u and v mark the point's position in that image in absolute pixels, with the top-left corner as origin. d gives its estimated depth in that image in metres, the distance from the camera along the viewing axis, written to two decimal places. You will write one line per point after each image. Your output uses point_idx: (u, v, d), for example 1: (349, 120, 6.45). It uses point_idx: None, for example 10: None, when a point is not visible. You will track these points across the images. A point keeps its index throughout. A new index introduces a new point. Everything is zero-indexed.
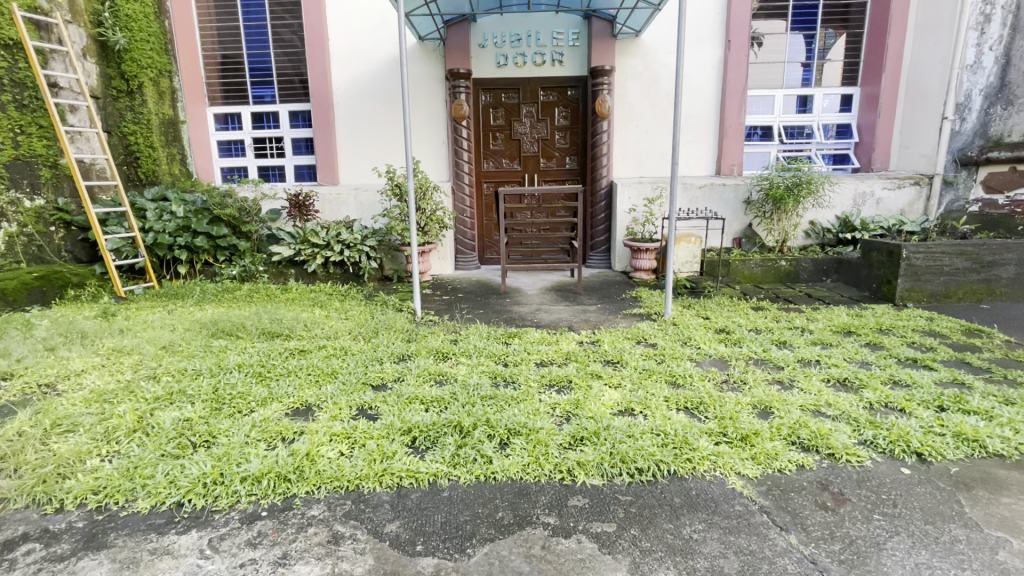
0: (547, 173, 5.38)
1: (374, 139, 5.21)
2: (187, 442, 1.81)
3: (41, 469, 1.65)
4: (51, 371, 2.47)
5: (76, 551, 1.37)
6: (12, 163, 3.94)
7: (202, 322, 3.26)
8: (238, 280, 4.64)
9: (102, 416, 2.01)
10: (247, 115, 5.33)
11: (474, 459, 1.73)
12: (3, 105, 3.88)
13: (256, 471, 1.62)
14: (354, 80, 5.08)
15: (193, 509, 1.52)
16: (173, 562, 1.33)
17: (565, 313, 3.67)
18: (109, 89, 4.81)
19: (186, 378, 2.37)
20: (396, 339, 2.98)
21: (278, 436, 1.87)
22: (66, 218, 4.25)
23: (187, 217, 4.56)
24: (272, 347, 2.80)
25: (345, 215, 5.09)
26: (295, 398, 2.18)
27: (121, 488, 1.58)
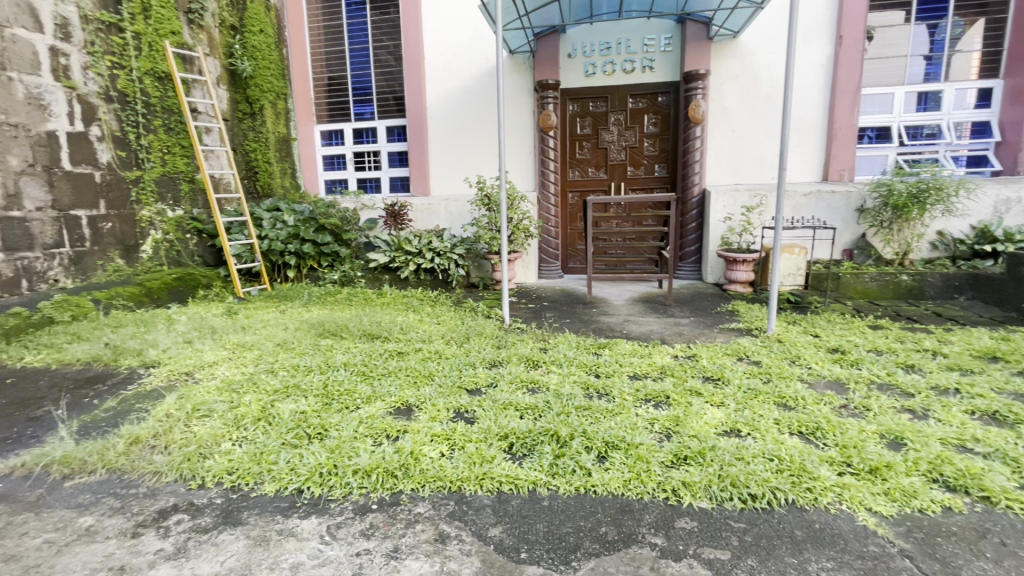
0: (635, 181, 5.26)
1: (464, 151, 5.39)
2: (303, 433, 1.95)
3: (186, 448, 1.86)
4: (189, 362, 2.79)
5: (217, 524, 1.51)
6: (161, 179, 4.50)
7: (311, 322, 3.53)
8: (339, 284, 4.98)
9: (232, 403, 2.23)
10: (349, 132, 5.73)
11: (573, 470, 1.70)
12: (155, 129, 4.43)
13: (365, 465, 1.71)
14: (447, 96, 5.31)
15: (312, 496, 1.63)
16: (298, 544, 1.42)
17: (655, 325, 3.54)
18: (236, 112, 5.39)
19: (300, 373, 2.57)
20: (487, 344, 3.04)
21: (383, 434, 1.96)
22: (199, 226, 4.80)
23: (296, 226, 4.98)
24: (373, 347, 2.97)
25: (435, 224, 5.34)
26: (396, 397, 2.28)
27: (250, 471, 1.73)
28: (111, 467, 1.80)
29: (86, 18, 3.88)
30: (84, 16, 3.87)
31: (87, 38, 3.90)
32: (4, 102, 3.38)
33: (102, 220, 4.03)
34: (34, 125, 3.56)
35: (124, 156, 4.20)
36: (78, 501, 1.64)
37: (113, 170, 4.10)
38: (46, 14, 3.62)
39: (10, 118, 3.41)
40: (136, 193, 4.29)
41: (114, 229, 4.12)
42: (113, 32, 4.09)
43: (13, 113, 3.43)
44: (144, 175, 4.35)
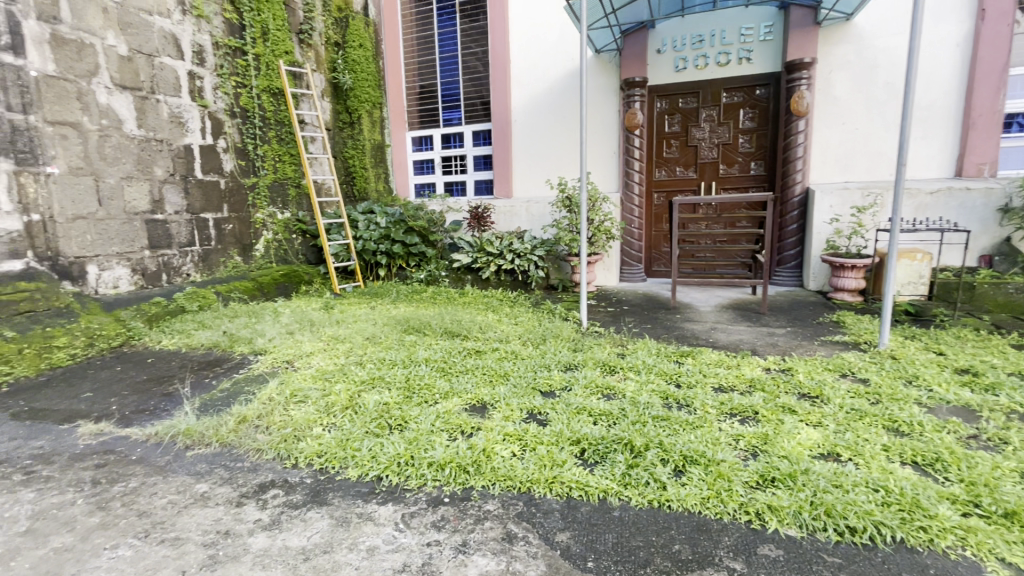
0: (728, 180, 4.95)
1: (547, 153, 5.40)
2: (385, 423, 2.07)
3: (283, 430, 2.05)
4: (291, 351, 3.07)
5: (306, 501, 1.65)
6: (273, 185, 4.99)
7: (397, 318, 3.73)
8: (424, 283, 5.22)
9: (324, 391, 2.42)
10: (437, 137, 5.98)
11: (646, 482, 1.64)
12: (270, 140, 4.92)
13: (440, 459, 1.78)
14: (531, 98, 5.35)
15: (390, 484, 1.72)
16: (375, 528, 1.51)
17: (746, 335, 3.31)
18: (337, 122, 5.81)
19: (385, 366, 2.73)
20: (563, 347, 3.02)
21: (458, 429, 2.02)
22: (303, 227, 5.27)
23: (388, 227, 5.30)
24: (452, 345, 3.08)
25: (516, 225, 5.42)
26: (472, 395, 2.34)
27: (336, 455, 1.86)
28: (223, 441, 2.03)
29: (217, 44, 4.39)
30: (215, 42, 4.38)
31: (217, 62, 4.41)
32: (154, 121, 3.91)
33: (225, 222, 4.53)
34: (174, 138, 4.06)
35: (244, 165, 4.71)
36: (195, 469, 1.87)
37: (235, 177, 4.62)
38: (186, 42, 4.13)
39: (158, 134, 3.94)
40: (252, 198, 4.79)
41: (234, 230, 4.62)
42: (238, 55, 4.59)
43: (159, 130, 3.94)
44: (259, 182, 4.84)
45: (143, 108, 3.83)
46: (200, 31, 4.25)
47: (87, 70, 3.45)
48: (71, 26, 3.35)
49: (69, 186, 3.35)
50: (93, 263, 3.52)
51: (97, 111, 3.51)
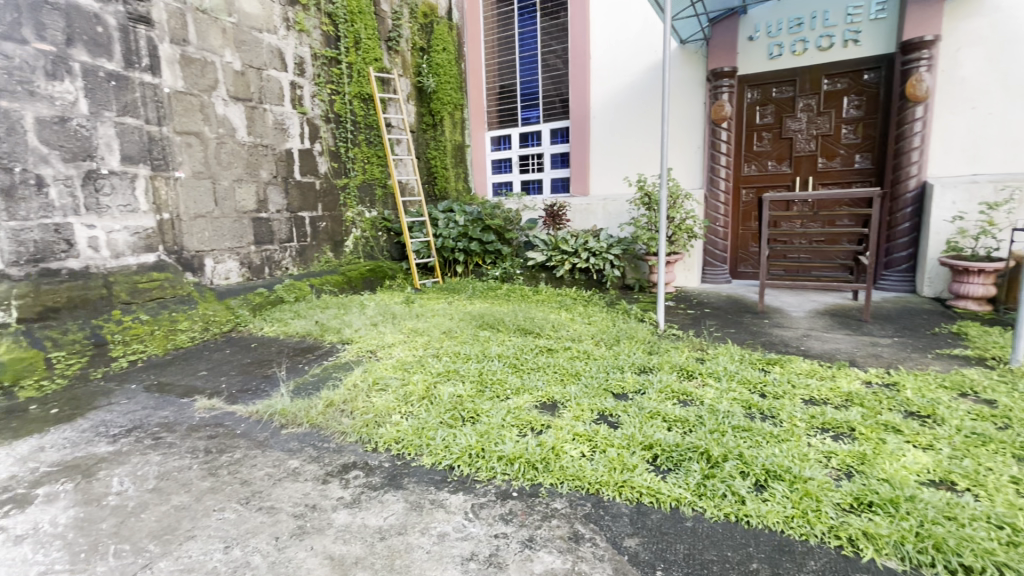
0: (828, 175, 4.54)
1: (626, 149, 5.27)
2: (458, 415, 2.14)
3: (366, 415, 2.19)
4: (374, 342, 3.26)
5: (384, 484, 1.75)
6: (362, 186, 5.32)
7: (472, 314, 3.83)
8: (500, 280, 5.31)
9: (403, 380, 2.55)
10: (516, 137, 6.05)
11: (723, 494, 1.56)
12: (360, 143, 5.24)
13: (509, 453, 1.81)
14: (611, 94, 5.25)
15: (461, 474, 1.77)
16: (446, 515, 1.56)
17: (844, 343, 3.03)
18: (421, 124, 6.04)
19: (459, 360, 2.81)
20: (637, 349, 2.94)
21: (528, 426, 2.04)
22: (388, 225, 5.57)
23: (466, 225, 5.45)
24: (525, 342, 3.10)
25: (592, 223, 5.36)
26: (543, 392, 2.35)
27: (412, 443, 1.96)
28: (313, 422, 2.21)
29: (316, 55, 4.75)
30: (314, 53, 4.75)
31: (315, 72, 4.77)
32: (261, 128, 4.31)
33: (320, 220, 4.90)
34: (277, 144, 4.45)
35: (337, 167, 5.06)
36: (289, 446, 2.05)
37: (328, 179, 4.97)
38: (289, 55, 4.51)
39: (264, 140, 4.34)
40: (343, 197, 5.13)
41: (327, 228, 4.99)
42: (333, 64, 4.94)
43: (265, 136, 4.34)
44: (349, 183, 5.17)
45: (252, 117, 4.23)
46: (301, 44, 4.62)
47: (208, 85, 3.88)
48: (196, 46, 3.78)
49: (192, 188, 3.79)
50: (210, 257, 3.95)
51: (215, 121, 3.94)
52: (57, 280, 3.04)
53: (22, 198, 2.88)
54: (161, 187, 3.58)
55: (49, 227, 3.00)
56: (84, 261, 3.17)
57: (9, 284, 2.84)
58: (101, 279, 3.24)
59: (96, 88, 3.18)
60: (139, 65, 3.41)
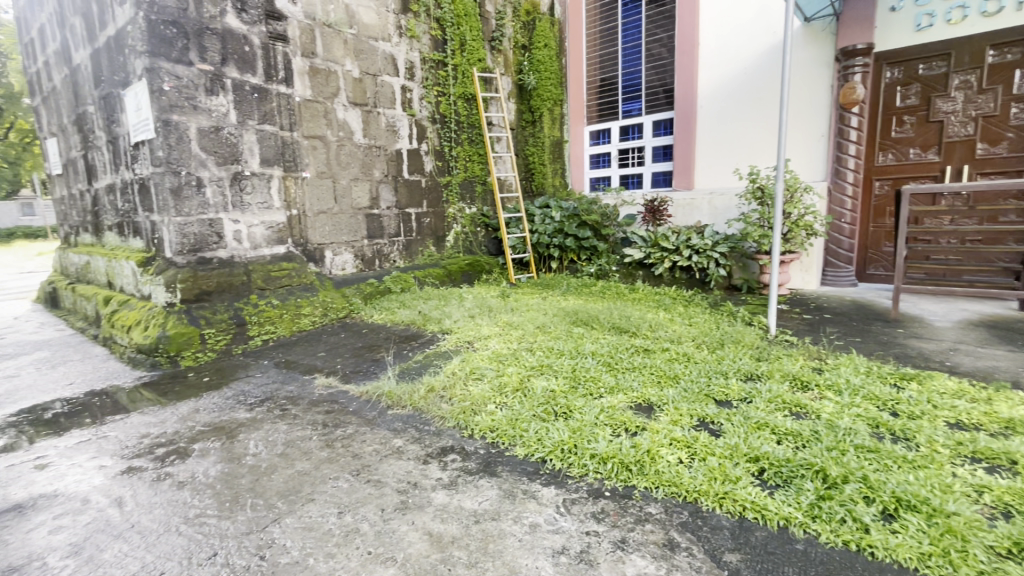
0: (988, 162, 3.88)
1: (736, 139, 4.91)
2: (551, 410, 2.15)
3: (463, 403, 2.29)
4: (471, 333, 3.38)
5: (479, 470, 1.82)
6: (463, 183, 5.54)
7: (566, 310, 3.82)
8: (594, 277, 5.25)
9: (498, 371, 2.63)
10: (616, 130, 5.91)
11: (842, 519, 1.41)
12: (462, 142, 5.46)
13: (602, 452, 1.79)
14: (721, 81, 4.93)
15: (553, 467, 1.79)
16: (538, 507, 1.59)
17: (1004, 361, 2.57)
18: (521, 121, 6.11)
19: (553, 355, 2.83)
20: (744, 355, 2.74)
21: (622, 426, 1.99)
22: (486, 221, 5.75)
23: (562, 221, 5.44)
24: (621, 341, 3.04)
25: (696, 219, 5.15)
26: (638, 393, 2.29)
27: (506, 433, 2.01)
28: (415, 406, 2.36)
29: (425, 60, 5.02)
30: (423, 58, 5.02)
31: (424, 75, 5.04)
32: (375, 130, 4.65)
33: (424, 216, 5.18)
34: (389, 145, 4.77)
35: (441, 165, 5.31)
36: (394, 426, 2.21)
37: (433, 177, 5.23)
38: (401, 61, 4.81)
39: (378, 142, 4.67)
40: (446, 194, 5.38)
41: (431, 224, 5.25)
42: (440, 67, 5.18)
43: (379, 138, 4.67)
44: (452, 180, 5.40)
45: (368, 121, 4.58)
46: (411, 50, 4.90)
47: (332, 92, 4.26)
48: (323, 58, 4.17)
49: (316, 187, 4.20)
50: (329, 249, 4.35)
51: (337, 125, 4.32)
52: (210, 267, 3.52)
53: (187, 197, 3.39)
54: (291, 186, 4.01)
55: (205, 222, 3.50)
56: (231, 252, 3.65)
57: (176, 270, 3.36)
58: (243, 268, 3.69)
59: (243, 100, 3.64)
60: (276, 78, 3.84)
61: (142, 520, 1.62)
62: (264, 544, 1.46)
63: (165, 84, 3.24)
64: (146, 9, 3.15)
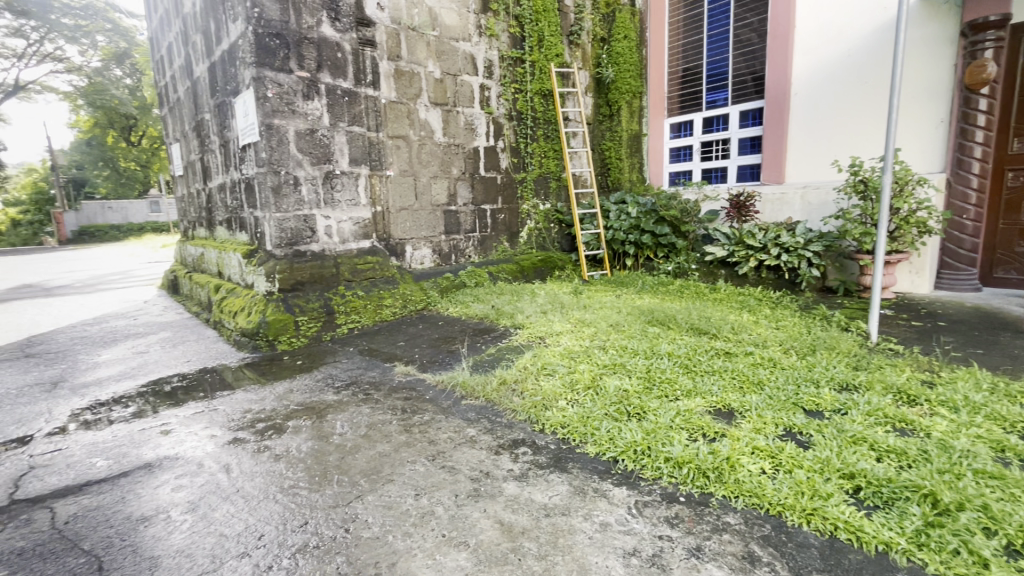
0: None
1: (835, 129, 4.51)
2: (624, 410, 2.11)
3: (534, 397, 2.31)
4: (544, 329, 3.39)
5: (550, 465, 1.83)
6: (538, 179, 5.55)
7: (641, 308, 3.73)
8: (672, 275, 5.08)
9: (570, 368, 2.62)
10: (699, 121, 5.65)
11: (955, 549, 1.26)
12: (538, 138, 5.47)
13: (677, 456, 1.73)
14: (819, 66, 4.54)
15: (625, 468, 1.76)
16: (609, 506, 1.57)
17: None
18: (598, 116, 6.04)
19: (627, 354, 2.77)
20: (839, 362, 2.52)
21: (700, 432, 1.91)
22: (560, 217, 5.73)
23: (638, 217, 5.33)
24: (699, 342, 2.92)
25: (787, 215, 4.77)
26: (718, 398, 2.18)
27: (578, 430, 2.00)
28: (488, 397, 2.42)
29: (503, 57, 5.09)
30: (501, 56, 5.08)
31: (502, 73, 5.11)
32: (454, 129, 4.78)
33: (499, 212, 5.26)
34: (466, 143, 4.89)
35: (517, 162, 5.36)
36: (468, 416, 2.28)
37: (508, 174, 5.30)
38: (480, 60, 4.91)
39: (456, 140, 4.81)
40: (521, 190, 5.42)
41: (505, 219, 5.33)
42: (518, 64, 5.23)
43: (457, 137, 4.81)
44: (527, 176, 5.43)
45: (447, 119, 4.72)
46: (491, 48, 4.98)
47: (414, 93, 4.44)
48: (407, 60, 4.35)
49: (399, 185, 4.41)
50: (410, 244, 4.55)
51: (419, 125, 4.50)
52: (304, 259, 3.81)
53: (286, 195, 3.69)
54: (376, 184, 4.24)
55: (301, 218, 3.79)
56: (322, 246, 3.93)
57: (275, 262, 3.67)
58: (333, 261, 3.96)
59: (335, 104, 3.90)
60: (365, 82, 4.07)
61: (245, 486, 1.80)
62: (348, 518, 1.57)
63: (269, 91, 3.54)
64: (255, 24, 3.46)
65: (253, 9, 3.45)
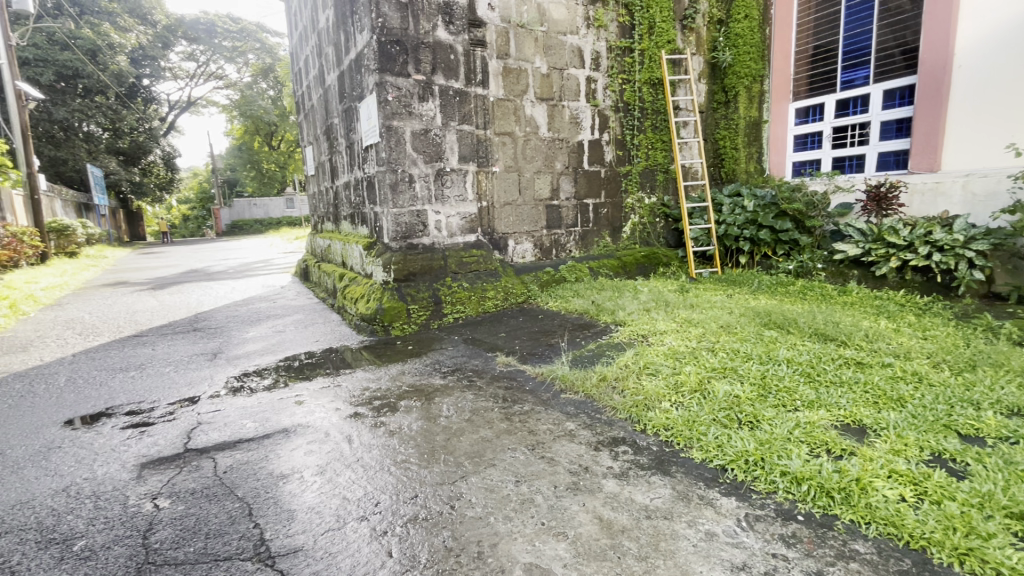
0: None
1: (1014, 104, 3.79)
2: (734, 417, 1.98)
3: (636, 396, 2.26)
4: (646, 327, 3.28)
5: (652, 466, 1.78)
6: (644, 171, 5.36)
7: (756, 310, 3.46)
8: (793, 275, 4.63)
9: (674, 369, 2.51)
10: (831, 104, 5.08)
11: None
12: (646, 129, 5.29)
13: (795, 471, 1.59)
14: (993, 31, 3.85)
15: (735, 478, 1.66)
16: (716, 516, 1.49)
17: None
18: (712, 103, 5.63)
19: (738, 358, 2.59)
20: (1009, 383, 2.13)
21: (823, 447, 1.74)
22: (666, 211, 5.50)
23: (756, 211, 4.97)
24: (825, 349, 2.64)
25: (941, 210, 4.18)
26: (847, 413, 1.96)
27: (682, 434, 1.92)
28: (587, 393, 2.41)
29: (611, 48, 4.98)
30: (609, 46, 4.98)
31: (610, 64, 5.01)
32: (559, 123, 4.78)
33: (602, 206, 5.18)
34: (571, 137, 4.87)
35: (622, 154, 5.23)
36: (567, 410, 2.29)
37: (613, 167, 5.18)
38: (588, 52, 4.84)
39: (561, 134, 4.80)
40: (626, 184, 5.28)
41: (608, 214, 5.23)
42: (626, 54, 5.09)
43: (562, 131, 4.80)
44: (632, 169, 5.28)
45: (553, 114, 4.73)
46: (599, 39, 4.90)
47: (521, 89, 4.51)
48: (515, 58, 4.44)
49: (504, 180, 4.52)
50: (512, 239, 4.65)
51: (525, 121, 4.57)
52: (416, 251, 4.07)
53: (402, 191, 3.96)
54: (483, 180, 4.39)
55: (414, 213, 4.05)
56: (433, 239, 4.16)
57: (391, 254, 3.96)
58: (442, 253, 4.18)
59: (447, 104, 4.10)
60: (475, 81, 4.22)
61: (364, 456, 1.98)
62: (454, 496, 1.67)
63: (389, 95, 3.82)
64: (379, 33, 3.74)
65: (377, 20, 3.73)
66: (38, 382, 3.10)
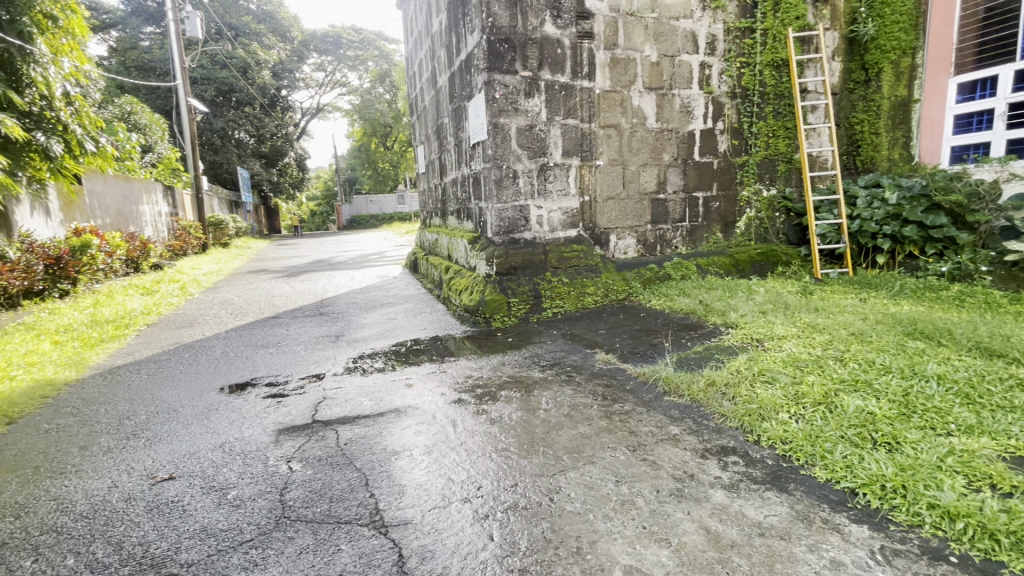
0: None
1: None
2: (868, 436, 1.76)
3: (748, 405, 2.10)
4: (762, 331, 3.04)
5: (767, 481, 1.64)
6: (763, 162, 4.93)
7: (896, 317, 3.03)
8: (947, 278, 4.03)
9: (794, 378, 2.29)
10: (1009, 76, 4.24)
11: None
12: (766, 116, 4.88)
13: (947, 504, 1.38)
14: None
15: (868, 504, 1.48)
16: (844, 544, 1.34)
17: None
18: (848, 83, 5.02)
19: (874, 371, 2.29)
20: None
21: (986, 481, 1.48)
22: (788, 206, 5.03)
23: (899, 204, 4.34)
24: (990, 367, 2.24)
25: None
26: (1020, 444, 1.65)
27: (803, 449, 1.75)
28: (694, 397, 2.29)
29: (728, 30, 4.65)
30: (727, 28, 4.65)
31: (727, 47, 4.67)
32: (669, 113, 4.55)
33: (713, 200, 4.86)
34: (682, 126, 4.62)
35: (738, 144, 4.86)
36: (670, 413, 2.20)
37: (727, 157, 4.84)
38: (702, 36, 4.56)
39: (671, 125, 4.57)
40: (741, 175, 4.90)
41: (720, 208, 4.89)
42: (746, 35, 4.72)
43: (672, 121, 4.57)
44: (749, 159, 4.88)
45: (662, 104, 4.52)
46: (715, 21, 4.59)
47: (629, 80, 4.37)
48: (624, 47, 4.31)
49: (608, 174, 4.43)
50: (615, 234, 4.55)
51: (631, 112, 4.43)
52: (518, 246, 4.14)
53: (506, 187, 4.06)
54: (586, 174, 4.33)
55: (518, 208, 4.12)
56: (534, 234, 4.21)
57: (494, 248, 4.09)
58: (543, 248, 4.21)
59: (553, 99, 4.11)
60: (581, 75, 4.17)
61: (467, 441, 2.07)
62: (553, 489, 1.68)
63: (497, 93, 3.91)
64: (489, 33, 3.84)
65: (488, 20, 3.83)
66: (200, 352, 3.66)
